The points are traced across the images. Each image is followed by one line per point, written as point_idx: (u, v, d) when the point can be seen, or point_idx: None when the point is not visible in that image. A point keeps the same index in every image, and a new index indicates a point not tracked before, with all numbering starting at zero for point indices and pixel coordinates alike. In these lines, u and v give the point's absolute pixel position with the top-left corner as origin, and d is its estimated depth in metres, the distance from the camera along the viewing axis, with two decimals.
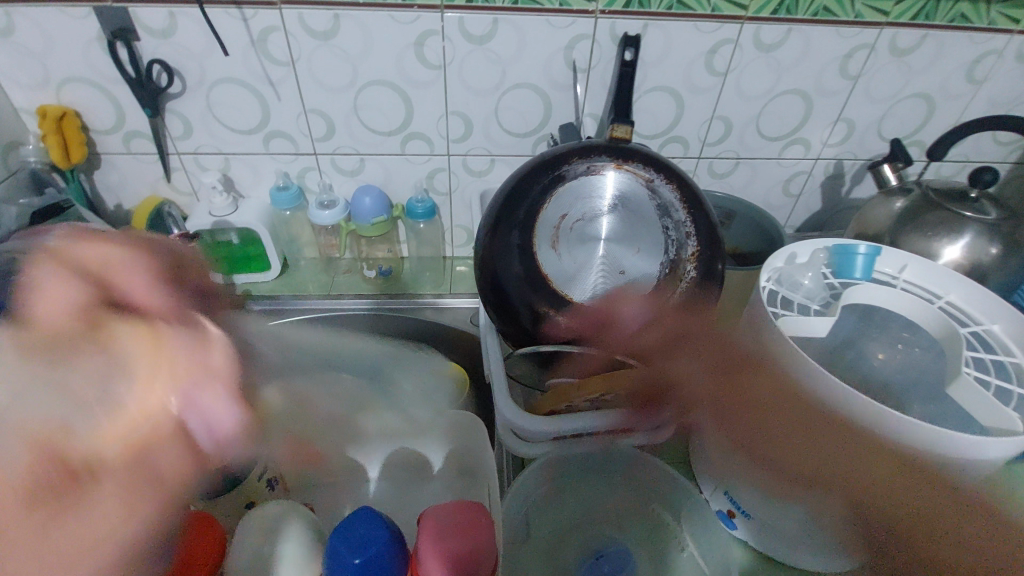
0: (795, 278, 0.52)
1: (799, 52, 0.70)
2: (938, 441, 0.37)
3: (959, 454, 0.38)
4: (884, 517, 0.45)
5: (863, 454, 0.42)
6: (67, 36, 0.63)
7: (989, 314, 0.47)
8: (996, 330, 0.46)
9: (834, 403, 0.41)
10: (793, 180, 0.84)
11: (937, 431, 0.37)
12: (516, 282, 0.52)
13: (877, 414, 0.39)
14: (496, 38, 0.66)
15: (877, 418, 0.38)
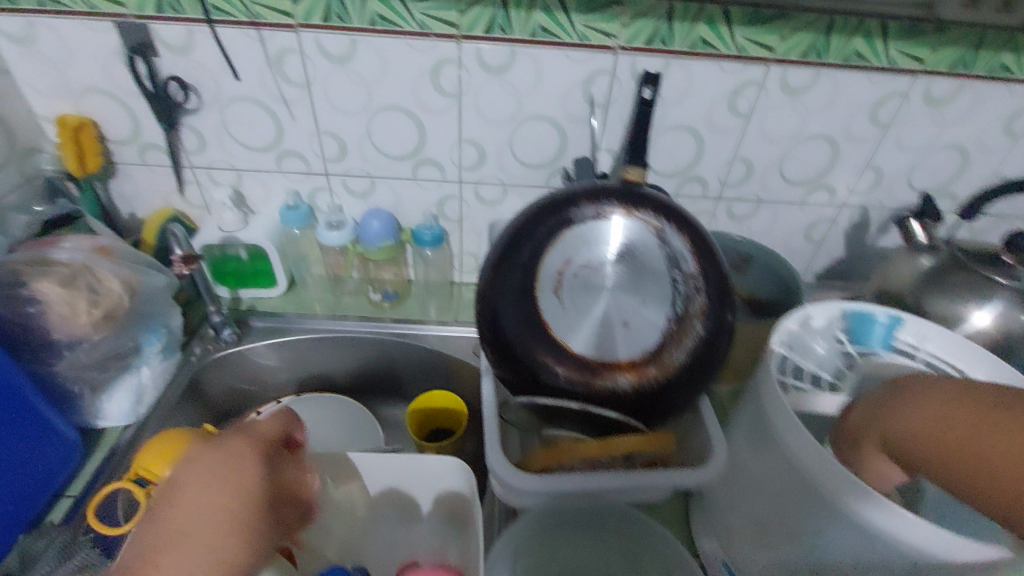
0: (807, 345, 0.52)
1: (827, 97, 0.67)
2: (943, 539, 0.36)
3: (964, 555, 0.36)
4: None
5: (868, 546, 0.39)
6: (89, 49, 0.64)
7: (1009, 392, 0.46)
8: None
9: (832, 487, 0.39)
10: (816, 226, 0.81)
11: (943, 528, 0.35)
12: (514, 326, 0.50)
13: (876, 502, 0.37)
14: (513, 70, 0.65)
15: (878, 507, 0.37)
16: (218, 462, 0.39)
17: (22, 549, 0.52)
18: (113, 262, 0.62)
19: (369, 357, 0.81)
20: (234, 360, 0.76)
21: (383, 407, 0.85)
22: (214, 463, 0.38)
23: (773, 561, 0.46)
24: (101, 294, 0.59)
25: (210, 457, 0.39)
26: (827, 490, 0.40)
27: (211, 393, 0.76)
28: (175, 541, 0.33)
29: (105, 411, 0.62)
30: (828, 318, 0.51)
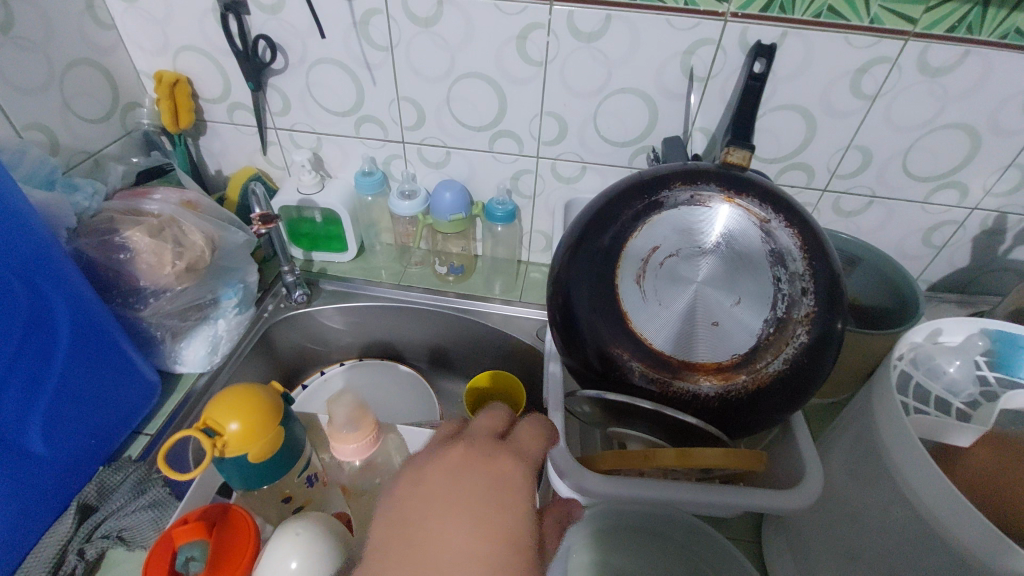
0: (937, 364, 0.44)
1: (975, 79, 0.57)
2: None
3: None
4: None
5: None
6: (187, 6, 0.65)
7: None
8: None
9: (950, 523, 0.34)
10: (940, 229, 0.71)
11: None
12: (589, 314, 0.46)
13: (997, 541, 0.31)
14: (607, 37, 0.60)
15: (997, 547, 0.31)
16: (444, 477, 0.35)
17: (101, 481, 0.55)
18: (197, 216, 0.64)
19: (431, 329, 0.81)
20: (303, 320, 0.78)
21: (441, 380, 0.85)
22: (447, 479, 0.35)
23: None
24: (185, 246, 0.61)
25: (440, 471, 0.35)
26: (937, 521, 0.34)
27: (280, 350, 0.78)
28: (415, 515, 0.34)
29: (184, 357, 0.65)
30: (962, 336, 0.44)
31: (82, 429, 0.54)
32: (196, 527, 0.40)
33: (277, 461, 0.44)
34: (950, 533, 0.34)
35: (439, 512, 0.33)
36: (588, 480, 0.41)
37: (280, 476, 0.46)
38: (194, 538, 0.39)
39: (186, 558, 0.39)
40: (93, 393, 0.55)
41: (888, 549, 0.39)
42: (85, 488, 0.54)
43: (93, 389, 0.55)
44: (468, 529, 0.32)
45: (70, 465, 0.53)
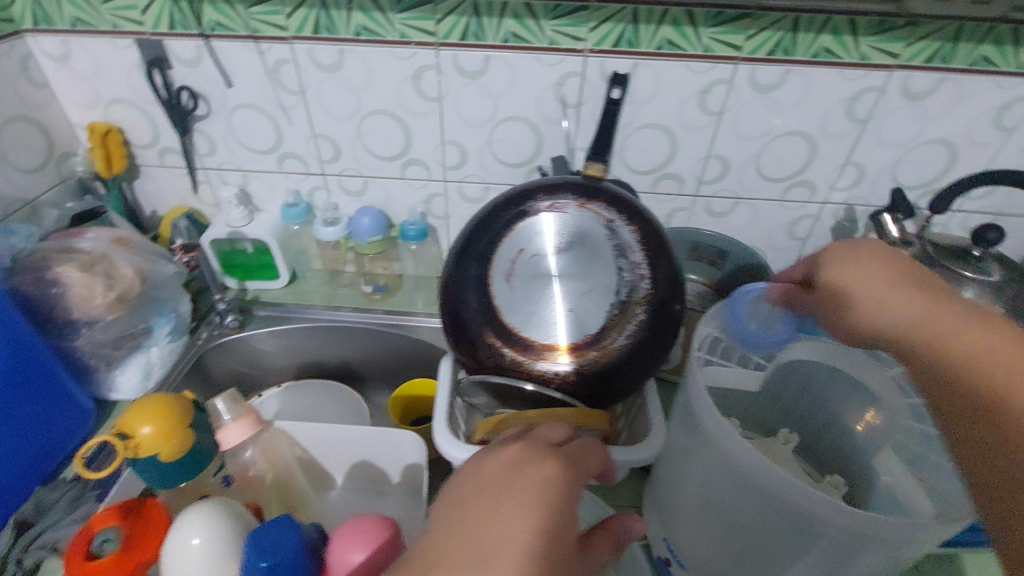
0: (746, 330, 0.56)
1: (800, 93, 0.68)
2: (868, 523, 0.38)
3: (890, 530, 0.38)
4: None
5: (796, 521, 0.42)
6: (115, 64, 0.72)
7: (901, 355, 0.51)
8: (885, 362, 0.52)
9: (760, 471, 0.42)
10: (800, 224, 0.81)
11: (867, 514, 0.38)
12: (469, 313, 0.55)
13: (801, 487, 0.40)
14: (489, 74, 0.69)
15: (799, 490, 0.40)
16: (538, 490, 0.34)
17: (37, 498, 0.58)
18: (128, 251, 0.70)
19: (362, 345, 0.87)
20: (237, 345, 0.83)
21: (375, 393, 0.91)
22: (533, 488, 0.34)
23: (708, 532, 0.49)
24: (116, 279, 0.66)
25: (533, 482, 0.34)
26: (749, 468, 0.43)
27: (216, 375, 0.82)
28: (483, 510, 0.33)
29: (118, 384, 0.70)
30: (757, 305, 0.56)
31: (16, 453, 0.58)
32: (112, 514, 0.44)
33: (187, 461, 0.49)
34: (759, 480, 0.42)
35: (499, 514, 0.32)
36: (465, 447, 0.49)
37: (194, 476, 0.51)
38: (109, 524, 0.44)
39: (102, 540, 0.43)
40: (25, 419, 0.58)
41: (720, 492, 0.47)
42: (23, 506, 0.58)
43: (25, 416, 0.59)
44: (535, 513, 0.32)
45: (3, 487, 0.57)
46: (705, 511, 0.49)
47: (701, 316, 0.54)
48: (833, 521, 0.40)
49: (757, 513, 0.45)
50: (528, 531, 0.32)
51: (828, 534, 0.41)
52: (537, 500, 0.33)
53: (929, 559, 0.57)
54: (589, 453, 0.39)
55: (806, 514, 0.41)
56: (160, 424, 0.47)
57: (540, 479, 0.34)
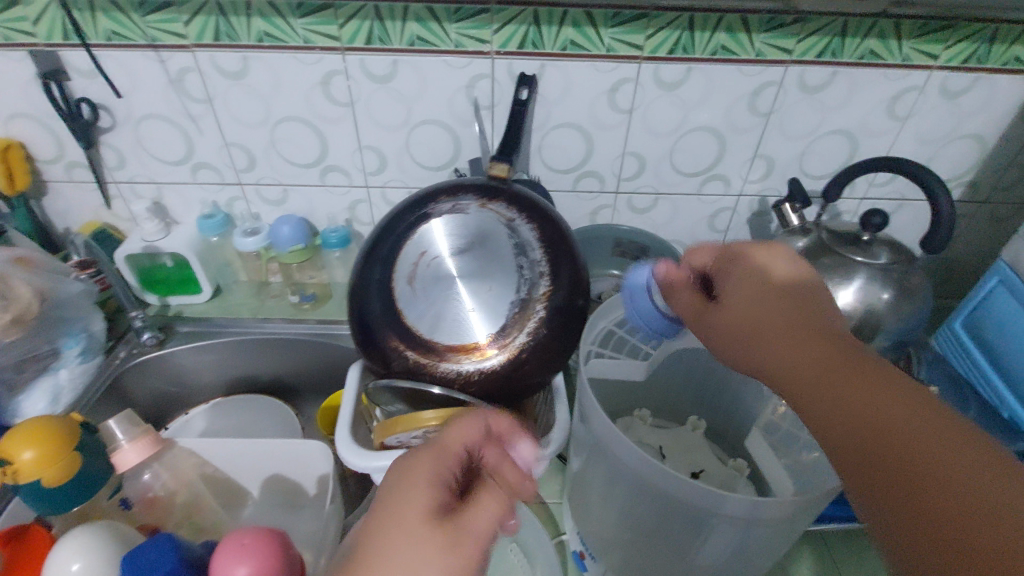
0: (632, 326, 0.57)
1: (704, 90, 0.69)
2: (753, 507, 0.39)
3: (774, 509, 0.39)
4: (701, 562, 0.47)
5: (691, 510, 0.42)
6: (8, 76, 0.69)
7: None
8: None
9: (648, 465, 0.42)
10: (720, 216, 0.83)
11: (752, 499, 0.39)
12: (374, 317, 0.54)
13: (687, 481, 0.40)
14: (398, 78, 0.69)
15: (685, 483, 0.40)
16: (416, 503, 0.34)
17: None
18: (28, 271, 0.67)
19: (292, 357, 0.85)
20: (158, 363, 0.80)
21: (310, 405, 0.89)
22: (412, 498, 0.34)
23: (615, 523, 0.49)
24: (12, 299, 0.64)
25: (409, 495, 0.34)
26: (640, 464, 0.43)
27: (136, 395, 0.79)
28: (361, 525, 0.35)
29: (24, 410, 0.66)
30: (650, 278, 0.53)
31: None
32: None
33: (79, 485, 0.47)
34: (651, 476, 0.43)
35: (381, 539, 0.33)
36: (362, 456, 0.49)
37: (92, 499, 0.49)
38: None
39: None
40: None
41: (622, 485, 0.47)
42: None
43: None
44: (388, 507, 0.34)
45: None
46: (611, 508, 0.49)
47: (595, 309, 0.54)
48: (721, 513, 0.40)
49: (656, 508, 0.45)
50: (386, 527, 0.33)
51: (719, 524, 0.42)
52: (391, 496, 0.35)
53: (835, 534, 0.59)
54: (460, 426, 0.38)
55: (698, 509, 0.42)
56: (40, 447, 0.45)
57: (396, 475, 0.36)
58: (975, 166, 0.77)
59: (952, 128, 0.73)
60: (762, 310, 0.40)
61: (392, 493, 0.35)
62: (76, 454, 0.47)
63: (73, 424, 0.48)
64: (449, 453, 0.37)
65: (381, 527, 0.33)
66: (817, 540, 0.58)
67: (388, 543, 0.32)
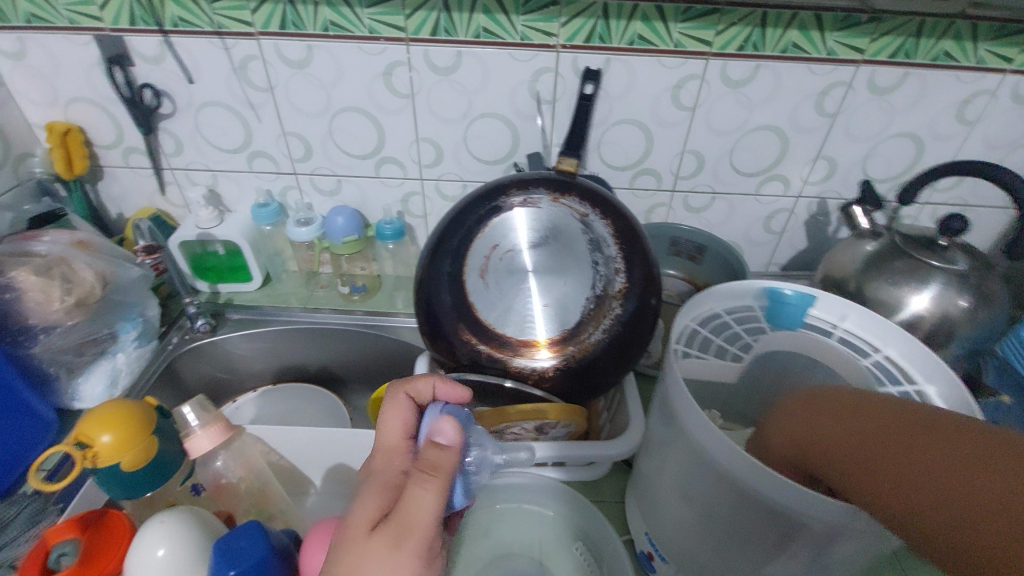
0: (720, 325, 0.53)
1: (771, 88, 0.68)
2: (846, 516, 0.36)
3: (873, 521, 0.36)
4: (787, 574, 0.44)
5: (787, 519, 0.39)
6: (73, 61, 0.69)
7: (883, 339, 0.49)
8: (891, 354, 0.48)
9: (726, 461, 0.40)
10: (776, 217, 0.82)
11: (841, 505, 0.35)
12: (446, 310, 0.55)
13: (763, 473, 0.38)
14: (461, 70, 0.68)
15: (760, 476, 0.38)
16: (422, 511, 0.35)
17: None
18: (90, 254, 0.68)
19: (342, 347, 0.85)
20: (210, 349, 0.80)
21: (357, 396, 0.89)
22: (419, 511, 0.35)
23: (688, 528, 0.48)
24: (75, 283, 0.64)
25: (412, 505, 0.35)
26: (720, 464, 0.41)
27: (188, 382, 0.80)
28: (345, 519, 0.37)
29: (82, 393, 0.67)
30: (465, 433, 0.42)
31: None
32: (70, 525, 0.44)
33: (151, 471, 0.47)
34: (731, 474, 0.41)
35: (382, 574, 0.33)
36: None
37: (163, 485, 0.49)
38: (67, 536, 0.44)
39: (59, 554, 0.43)
40: None
41: (707, 493, 0.44)
42: None
43: None
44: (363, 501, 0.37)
45: None
46: (686, 511, 0.47)
47: (676, 310, 0.49)
48: (815, 514, 0.37)
49: (736, 511, 0.43)
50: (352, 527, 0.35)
51: (809, 527, 0.39)
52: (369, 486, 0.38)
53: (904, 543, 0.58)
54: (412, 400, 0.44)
55: (789, 509, 0.38)
56: (119, 430, 0.45)
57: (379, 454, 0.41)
58: None
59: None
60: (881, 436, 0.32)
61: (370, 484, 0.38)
62: (150, 440, 0.47)
63: (150, 411, 0.48)
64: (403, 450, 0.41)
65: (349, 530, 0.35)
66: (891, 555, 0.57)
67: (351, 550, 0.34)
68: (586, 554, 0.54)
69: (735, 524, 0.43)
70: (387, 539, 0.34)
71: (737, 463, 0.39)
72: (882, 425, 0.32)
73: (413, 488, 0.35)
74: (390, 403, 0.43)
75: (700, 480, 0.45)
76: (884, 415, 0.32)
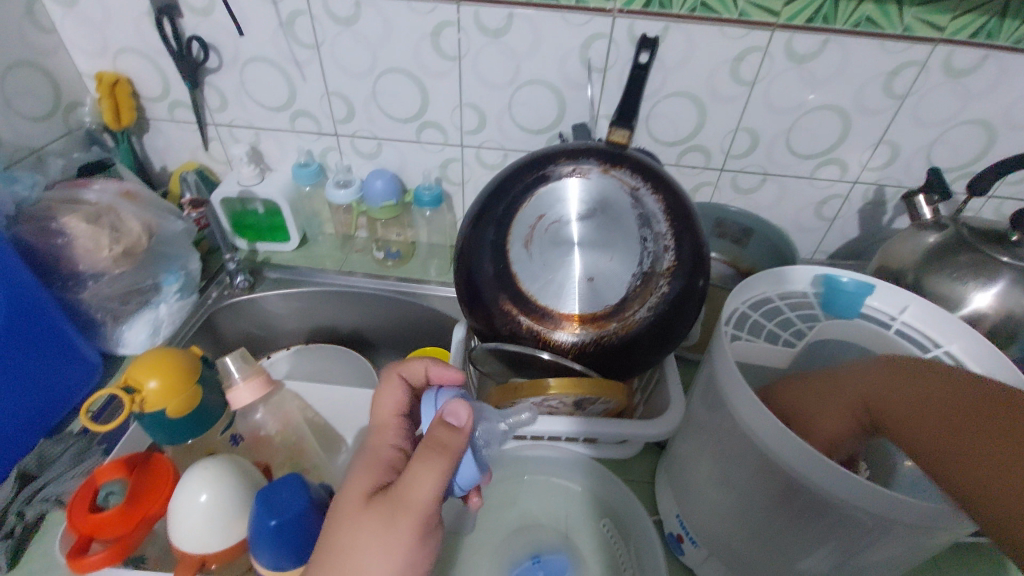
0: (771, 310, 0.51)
1: (838, 65, 0.64)
2: (901, 511, 0.35)
3: (930, 519, 0.34)
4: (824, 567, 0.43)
5: (835, 511, 0.38)
6: (124, 10, 0.69)
7: (946, 334, 0.46)
8: (954, 350, 0.46)
9: (774, 446, 0.39)
10: (828, 203, 0.79)
11: (897, 499, 0.34)
12: (486, 278, 0.54)
13: (812, 461, 0.37)
14: (511, 33, 0.66)
15: (808, 463, 0.37)
16: (420, 491, 0.35)
17: (42, 452, 0.56)
18: (136, 205, 0.69)
19: (375, 312, 0.86)
20: (247, 306, 0.82)
21: (386, 361, 0.90)
22: (415, 492, 0.35)
23: (723, 513, 0.47)
24: (122, 232, 0.66)
25: (409, 486, 0.35)
26: (766, 450, 0.40)
27: (225, 336, 0.82)
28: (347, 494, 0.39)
29: (126, 339, 0.69)
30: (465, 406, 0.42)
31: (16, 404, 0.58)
32: (116, 466, 0.46)
33: (194, 419, 0.48)
34: (777, 460, 0.39)
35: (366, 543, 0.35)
36: None
37: (204, 433, 0.50)
38: (113, 476, 0.46)
39: (106, 493, 0.45)
40: (23, 369, 0.59)
41: (748, 479, 0.43)
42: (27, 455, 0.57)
43: (25, 364, 0.59)
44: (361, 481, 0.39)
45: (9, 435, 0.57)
46: (722, 496, 0.47)
47: (727, 293, 0.47)
48: (866, 508, 0.36)
49: (777, 499, 0.42)
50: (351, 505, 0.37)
51: (859, 521, 0.37)
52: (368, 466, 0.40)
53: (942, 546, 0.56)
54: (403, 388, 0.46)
55: (838, 501, 0.37)
56: (165, 378, 0.46)
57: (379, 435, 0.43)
58: None
59: None
60: (948, 415, 0.34)
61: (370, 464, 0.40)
62: (195, 389, 0.48)
63: (195, 361, 0.49)
64: (391, 426, 0.44)
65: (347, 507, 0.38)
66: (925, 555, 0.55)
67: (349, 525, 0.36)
68: (613, 531, 0.54)
69: (775, 510, 0.42)
70: (380, 516, 0.36)
71: (786, 450, 0.38)
72: (948, 409, 0.34)
73: (418, 471, 0.35)
74: (384, 381, 0.47)
75: (742, 468, 0.44)
76: (957, 397, 0.34)
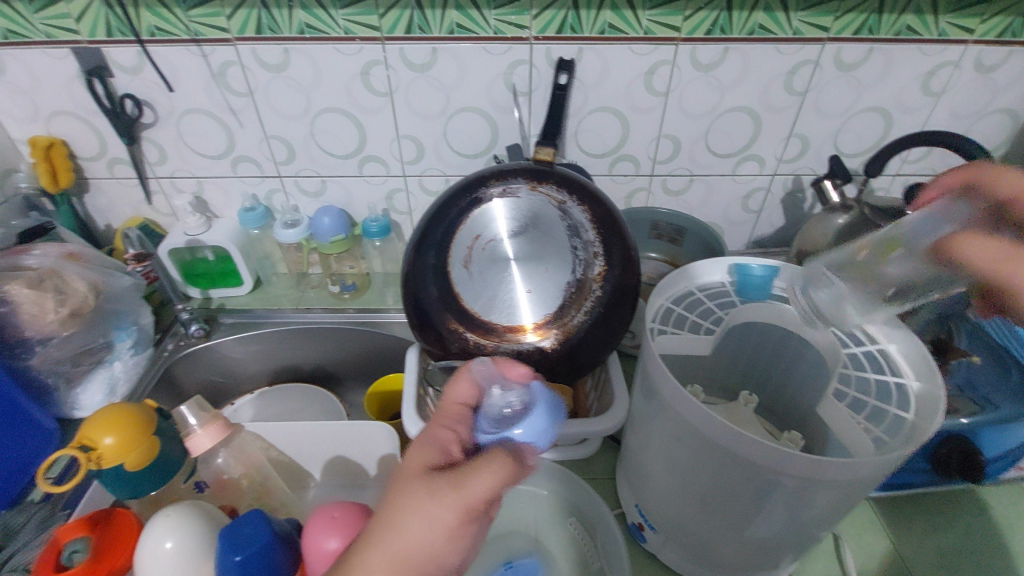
0: (693, 302, 0.56)
1: (740, 70, 0.70)
2: (816, 467, 0.38)
3: (841, 472, 0.38)
4: (766, 532, 0.46)
5: (764, 477, 0.41)
6: (52, 75, 0.70)
7: None
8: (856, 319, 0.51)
9: (701, 425, 0.42)
10: (754, 196, 0.84)
11: (809, 459, 0.38)
12: (432, 301, 0.57)
13: (731, 432, 0.40)
14: (437, 66, 0.69)
15: (728, 435, 0.40)
16: (484, 488, 0.35)
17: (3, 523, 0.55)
18: (80, 266, 0.69)
19: (336, 346, 0.87)
20: (205, 354, 0.82)
21: (353, 393, 0.91)
22: (480, 488, 0.35)
23: (674, 495, 0.50)
24: (68, 294, 0.65)
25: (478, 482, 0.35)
26: (696, 429, 0.43)
27: (185, 386, 0.81)
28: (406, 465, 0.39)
29: (81, 402, 0.68)
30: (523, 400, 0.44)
31: None
32: (80, 524, 0.46)
33: (153, 470, 0.49)
34: (706, 436, 0.43)
35: (421, 517, 0.35)
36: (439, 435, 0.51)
37: (167, 482, 0.51)
38: (78, 535, 0.45)
39: (71, 552, 0.44)
40: None
41: (688, 460, 0.47)
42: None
43: None
44: (423, 456, 0.38)
45: None
46: (670, 479, 0.50)
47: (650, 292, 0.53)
48: (785, 470, 0.39)
49: (715, 474, 0.45)
50: (410, 477, 0.37)
51: (782, 485, 0.41)
52: (429, 444, 0.39)
53: (885, 502, 0.60)
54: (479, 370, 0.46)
55: (760, 466, 0.41)
56: (121, 432, 0.47)
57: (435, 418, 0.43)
58: (1006, 139, 0.78)
59: (986, 102, 0.74)
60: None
61: (430, 442, 0.40)
62: (152, 441, 0.48)
63: (150, 414, 0.50)
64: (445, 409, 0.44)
65: (406, 477, 0.37)
66: (867, 510, 0.59)
67: (401, 500, 0.36)
68: (579, 529, 0.57)
69: (714, 486, 0.46)
70: (437, 499, 0.35)
71: (711, 427, 0.42)
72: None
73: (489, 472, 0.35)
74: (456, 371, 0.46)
75: (681, 450, 0.47)
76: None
